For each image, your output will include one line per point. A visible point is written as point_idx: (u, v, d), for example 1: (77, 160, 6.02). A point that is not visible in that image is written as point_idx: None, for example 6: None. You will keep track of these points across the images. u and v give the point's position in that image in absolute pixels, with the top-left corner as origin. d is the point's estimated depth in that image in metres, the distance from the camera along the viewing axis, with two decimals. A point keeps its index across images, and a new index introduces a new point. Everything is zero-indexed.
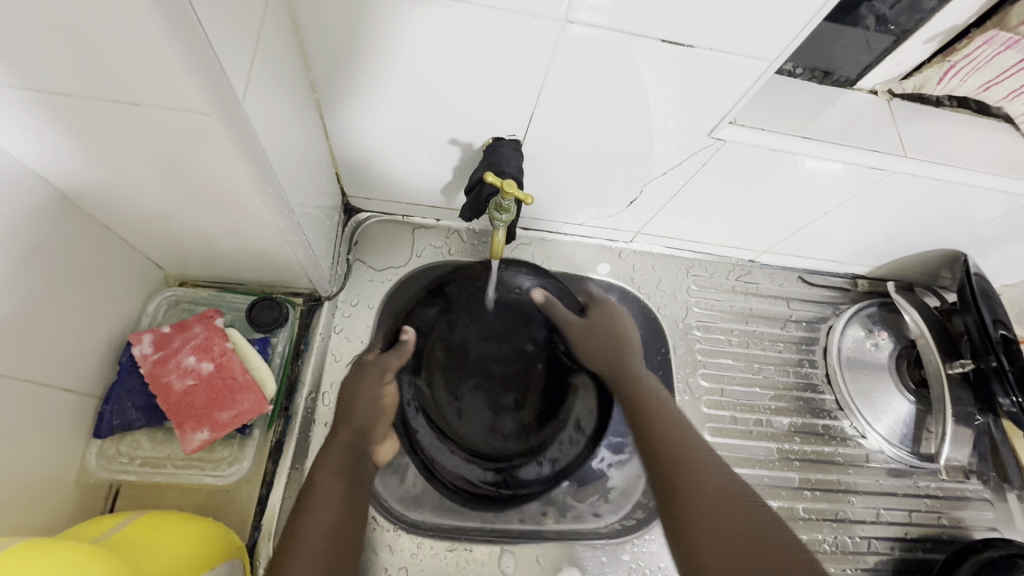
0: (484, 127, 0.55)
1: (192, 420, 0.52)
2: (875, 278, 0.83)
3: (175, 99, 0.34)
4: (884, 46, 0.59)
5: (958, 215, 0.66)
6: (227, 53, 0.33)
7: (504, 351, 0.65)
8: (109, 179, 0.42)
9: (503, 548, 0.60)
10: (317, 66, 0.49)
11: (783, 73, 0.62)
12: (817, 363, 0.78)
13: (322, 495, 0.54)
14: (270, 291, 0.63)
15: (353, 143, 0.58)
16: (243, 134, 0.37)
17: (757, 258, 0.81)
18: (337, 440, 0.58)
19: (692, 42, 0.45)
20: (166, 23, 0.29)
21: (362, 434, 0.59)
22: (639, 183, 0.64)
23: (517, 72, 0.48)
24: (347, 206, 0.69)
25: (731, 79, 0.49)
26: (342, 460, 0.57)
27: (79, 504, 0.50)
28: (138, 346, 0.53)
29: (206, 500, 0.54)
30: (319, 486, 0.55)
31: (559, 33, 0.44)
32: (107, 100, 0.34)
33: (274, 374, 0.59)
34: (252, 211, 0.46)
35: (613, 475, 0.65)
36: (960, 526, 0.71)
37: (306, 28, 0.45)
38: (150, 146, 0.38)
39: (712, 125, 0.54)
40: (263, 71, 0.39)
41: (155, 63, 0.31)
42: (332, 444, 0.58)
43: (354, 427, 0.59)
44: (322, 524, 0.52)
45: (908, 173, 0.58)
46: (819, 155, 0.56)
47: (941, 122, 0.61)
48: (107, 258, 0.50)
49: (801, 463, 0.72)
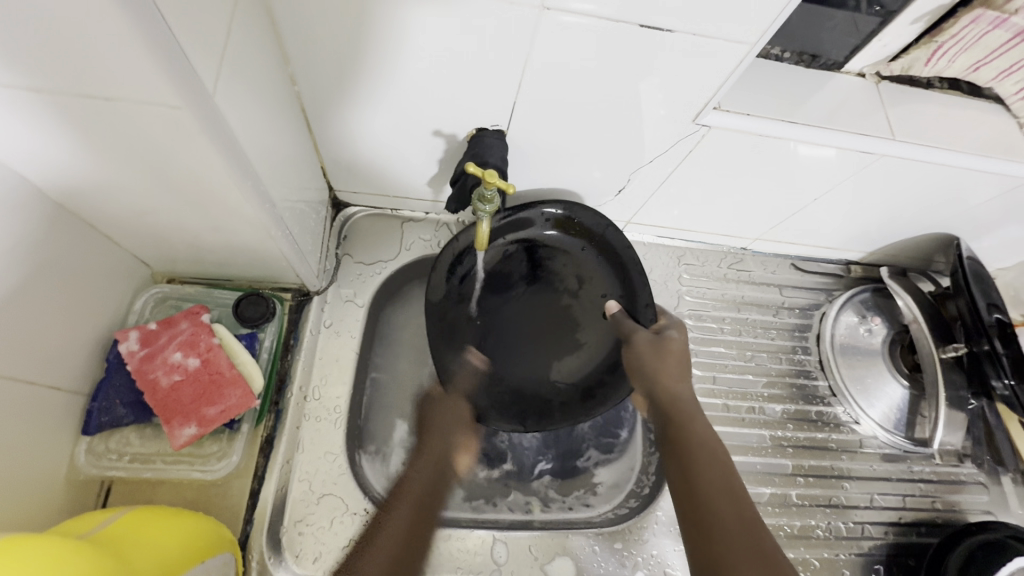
0: (467, 118, 0.55)
1: (180, 416, 0.52)
2: (868, 264, 0.83)
3: (143, 93, 0.33)
4: (871, 28, 0.58)
5: (951, 198, 0.66)
6: (192, 44, 0.33)
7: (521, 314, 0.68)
8: (87, 177, 0.42)
9: (495, 537, 0.60)
10: (295, 58, 0.48)
11: (770, 58, 0.61)
12: (811, 350, 0.78)
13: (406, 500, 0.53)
14: (257, 287, 0.63)
15: (338, 136, 0.58)
16: (215, 126, 0.37)
17: (749, 245, 0.80)
18: (431, 441, 0.59)
19: (671, 26, 0.44)
20: (122, 12, 0.28)
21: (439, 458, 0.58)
22: (628, 171, 0.63)
23: (496, 60, 0.48)
24: (335, 200, 0.69)
25: (714, 63, 0.48)
26: (431, 464, 0.57)
27: (70, 500, 0.50)
28: (124, 343, 0.53)
29: (198, 495, 0.54)
30: (408, 489, 0.54)
31: (536, 21, 0.44)
32: (76, 95, 0.34)
33: (262, 369, 0.59)
34: (234, 207, 0.46)
35: (601, 471, 0.67)
36: (955, 510, 0.71)
37: (281, 20, 0.44)
38: (123, 140, 0.38)
39: (696, 112, 0.54)
40: (235, 65, 0.39)
41: (120, 57, 0.31)
42: (427, 448, 0.58)
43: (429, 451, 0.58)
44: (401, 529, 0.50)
45: (896, 156, 0.58)
46: (808, 139, 0.56)
47: (929, 103, 0.61)
48: (92, 256, 0.50)
49: (794, 450, 0.72)
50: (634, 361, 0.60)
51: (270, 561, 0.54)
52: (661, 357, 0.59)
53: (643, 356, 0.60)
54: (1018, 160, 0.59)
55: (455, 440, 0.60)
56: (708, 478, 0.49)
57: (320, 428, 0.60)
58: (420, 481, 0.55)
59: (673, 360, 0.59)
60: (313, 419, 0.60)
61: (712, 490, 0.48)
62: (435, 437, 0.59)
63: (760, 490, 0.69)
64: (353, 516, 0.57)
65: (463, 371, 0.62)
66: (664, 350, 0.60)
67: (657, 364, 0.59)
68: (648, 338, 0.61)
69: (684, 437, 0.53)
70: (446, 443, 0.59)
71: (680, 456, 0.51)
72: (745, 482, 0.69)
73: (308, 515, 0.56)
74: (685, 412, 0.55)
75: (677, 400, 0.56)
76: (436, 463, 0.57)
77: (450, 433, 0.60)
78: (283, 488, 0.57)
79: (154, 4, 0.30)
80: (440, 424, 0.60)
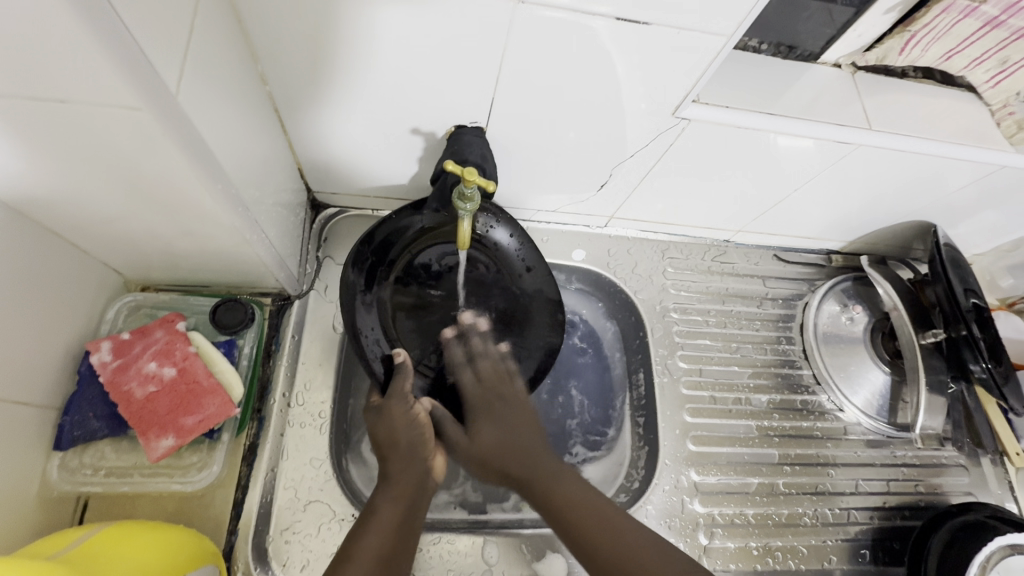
0: (446, 115, 0.54)
1: (156, 427, 0.51)
2: (849, 253, 0.84)
3: (101, 95, 0.32)
4: (846, 18, 0.58)
5: (930, 185, 0.66)
6: (148, 39, 0.32)
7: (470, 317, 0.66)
8: (48, 185, 0.41)
9: (485, 538, 0.59)
10: (264, 56, 0.47)
11: (748, 50, 0.61)
12: (794, 340, 0.78)
13: (386, 519, 0.51)
14: (236, 292, 0.62)
15: (313, 137, 0.57)
16: (180, 128, 0.36)
17: (732, 237, 0.81)
18: (404, 434, 0.57)
19: (648, 19, 0.44)
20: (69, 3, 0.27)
21: (411, 454, 0.57)
22: (609, 166, 0.63)
23: (472, 54, 0.47)
24: (314, 202, 0.68)
25: (691, 55, 0.48)
26: (405, 489, 0.55)
27: (47, 518, 0.49)
28: (96, 354, 0.52)
29: (179, 507, 0.53)
30: (383, 503, 0.53)
31: (511, 15, 0.43)
32: (30, 98, 0.33)
33: (242, 376, 0.58)
34: (207, 212, 0.45)
35: (588, 468, 0.68)
36: (937, 492, 0.73)
37: (246, 16, 0.43)
38: (85, 146, 0.37)
39: (676, 104, 0.53)
40: (200, 59, 0.38)
41: (77, 59, 0.30)
42: (395, 473, 0.56)
43: (400, 448, 0.57)
44: (375, 547, 0.49)
45: (873, 146, 0.58)
46: (787, 131, 0.56)
47: (906, 92, 0.61)
48: (60, 266, 0.48)
49: (780, 439, 0.72)
50: (473, 455, 0.60)
51: (256, 572, 0.53)
52: (509, 434, 0.60)
53: (488, 448, 0.59)
54: (990, 147, 0.60)
55: (422, 452, 0.58)
56: (607, 526, 0.50)
57: (305, 434, 0.59)
58: (404, 475, 0.56)
59: (525, 421, 0.61)
60: (297, 425, 0.59)
61: (574, 506, 0.52)
62: (404, 462, 0.57)
63: (747, 480, 0.69)
64: (341, 522, 0.56)
65: (399, 376, 0.59)
66: (496, 409, 0.62)
67: (515, 428, 0.61)
68: (472, 380, 0.63)
69: (564, 498, 0.53)
70: (415, 465, 0.57)
71: (563, 518, 0.52)
72: (733, 472, 0.69)
73: (294, 523, 0.55)
74: (518, 455, 0.58)
75: (511, 448, 0.59)
76: (409, 485, 0.55)
77: (416, 457, 0.58)
78: (269, 497, 0.56)
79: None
80: (403, 443, 0.57)
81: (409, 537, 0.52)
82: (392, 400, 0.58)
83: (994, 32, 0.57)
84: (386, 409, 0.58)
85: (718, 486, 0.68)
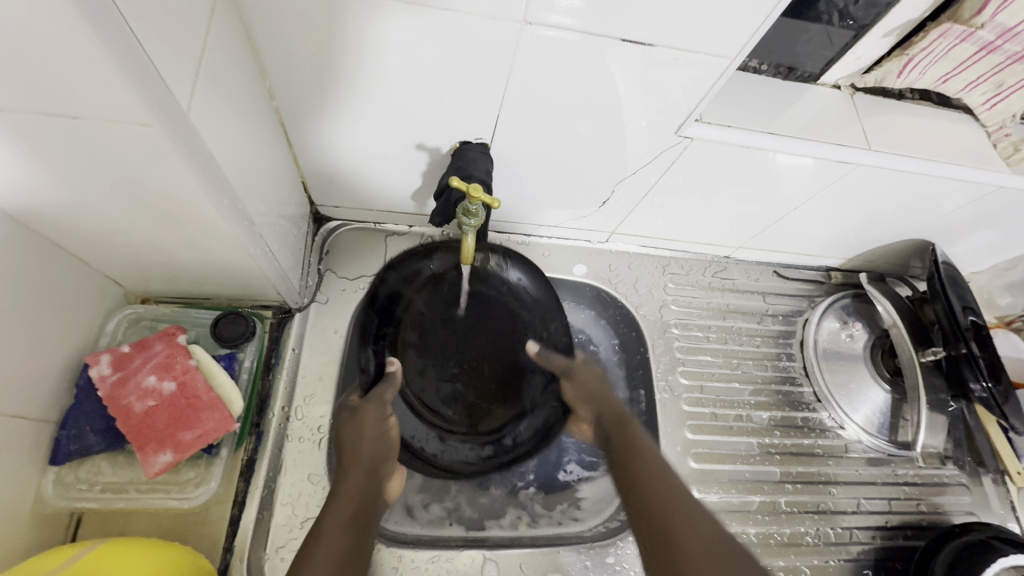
0: (451, 132, 0.55)
1: (154, 442, 0.51)
2: (847, 270, 0.84)
3: (112, 112, 0.33)
4: (845, 41, 0.59)
5: (928, 204, 0.67)
6: (161, 55, 0.32)
7: (463, 334, 0.67)
8: (55, 198, 0.41)
9: (484, 556, 0.58)
10: (273, 72, 0.47)
11: (749, 70, 0.62)
12: (795, 357, 0.78)
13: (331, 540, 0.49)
14: (237, 305, 0.62)
15: (317, 150, 0.57)
16: (190, 144, 0.37)
17: (733, 253, 0.81)
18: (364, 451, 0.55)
19: (652, 41, 0.45)
20: (81, 16, 0.27)
21: (371, 475, 0.55)
22: (612, 182, 0.63)
23: (478, 72, 0.48)
24: (316, 214, 0.68)
25: (694, 77, 0.49)
26: (352, 508, 0.52)
27: (38, 536, 0.48)
28: (95, 367, 0.51)
29: (174, 524, 0.52)
30: (328, 532, 0.49)
31: (518, 35, 0.44)
32: (40, 113, 0.33)
33: (242, 390, 0.57)
34: (211, 226, 0.45)
35: (584, 486, 0.66)
36: (939, 512, 0.72)
37: (256, 31, 0.43)
38: (93, 160, 0.37)
39: (678, 124, 0.54)
40: (211, 78, 0.38)
41: (90, 73, 0.30)
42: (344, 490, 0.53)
43: (363, 468, 0.55)
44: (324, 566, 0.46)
45: (872, 166, 0.59)
46: (787, 150, 0.56)
47: (904, 114, 0.62)
48: (60, 278, 0.48)
49: (782, 457, 0.72)
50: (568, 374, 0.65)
51: None
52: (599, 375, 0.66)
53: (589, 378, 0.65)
54: (987, 167, 0.61)
55: (381, 471, 0.56)
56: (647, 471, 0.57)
57: (303, 449, 0.58)
58: (353, 493, 0.53)
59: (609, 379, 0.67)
60: (296, 440, 0.59)
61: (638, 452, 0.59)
62: (359, 478, 0.54)
63: (749, 498, 0.69)
64: None
65: (384, 384, 0.60)
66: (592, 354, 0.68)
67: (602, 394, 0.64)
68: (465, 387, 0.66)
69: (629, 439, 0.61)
70: (370, 484, 0.55)
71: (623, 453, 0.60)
72: (735, 490, 0.69)
73: (291, 541, 0.54)
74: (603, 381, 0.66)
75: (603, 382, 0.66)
76: (355, 503, 0.52)
77: (373, 474, 0.56)
78: (265, 513, 0.55)
79: (118, 14, 0.29)
80: (365, 459, 0.55)
81: (362, 552, 0.50)
82: (369, 403, 0.58)
83: (989, 57, 0.58)
84: (360, 411, 0.58)
85: (720, 504, 0.67)
